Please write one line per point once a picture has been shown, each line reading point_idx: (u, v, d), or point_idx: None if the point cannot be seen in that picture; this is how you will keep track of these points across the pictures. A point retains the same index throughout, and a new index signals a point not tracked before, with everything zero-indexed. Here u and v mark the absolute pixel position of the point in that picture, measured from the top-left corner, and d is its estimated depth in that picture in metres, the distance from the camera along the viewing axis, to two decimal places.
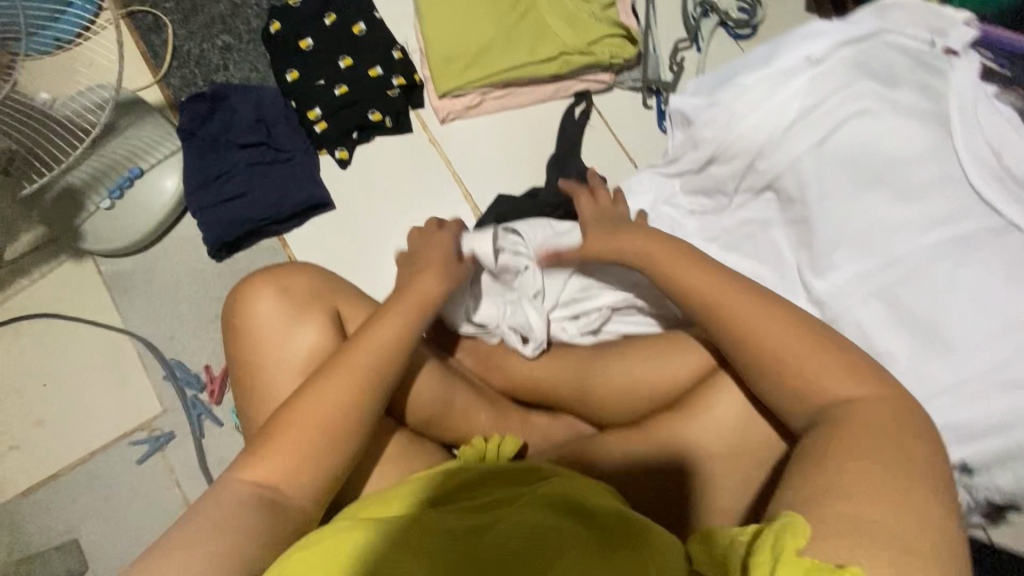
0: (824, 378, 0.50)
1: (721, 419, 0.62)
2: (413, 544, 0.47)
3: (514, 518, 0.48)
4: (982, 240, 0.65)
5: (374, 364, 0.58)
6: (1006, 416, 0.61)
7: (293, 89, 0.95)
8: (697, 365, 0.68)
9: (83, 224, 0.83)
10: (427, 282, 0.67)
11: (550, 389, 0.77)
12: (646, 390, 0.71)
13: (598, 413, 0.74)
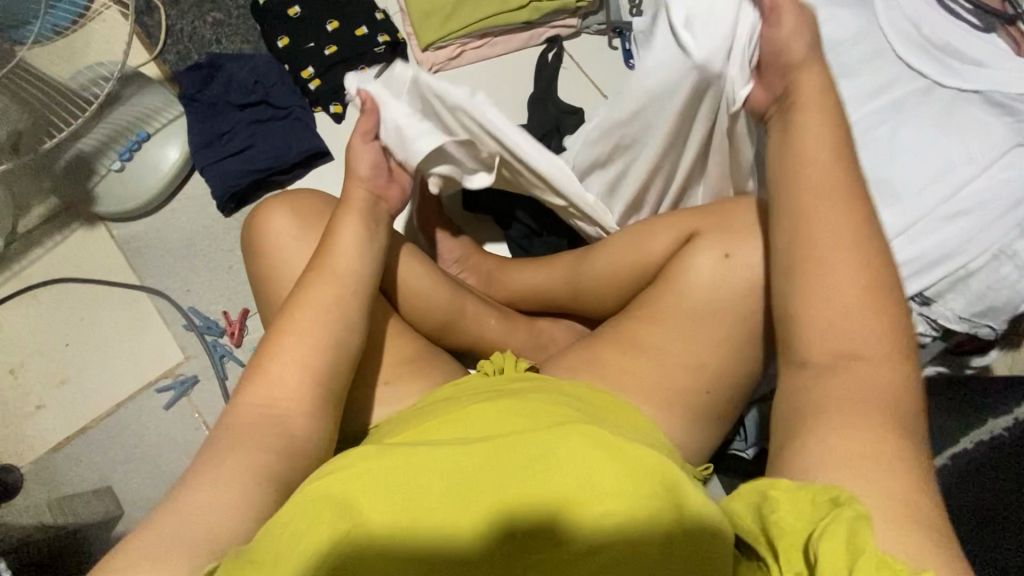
0: (829, 254, 0.49)
1: (692, 295, 0.68)
2: (464, 483, 0.46)
3: (550, 460, 0.47)
4: (910, 102, 0.71)
5: (341, 297, 0.61)
6: (952, 246, 0.67)
7: (286, 53, 0.99)
8: (669, 245, 0.73)
9: (95, 188, 0.93)
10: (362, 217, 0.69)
11: (545, 292, 0.84)
12: (627, 277, 0.76)
13: (594, 308, 0.80)
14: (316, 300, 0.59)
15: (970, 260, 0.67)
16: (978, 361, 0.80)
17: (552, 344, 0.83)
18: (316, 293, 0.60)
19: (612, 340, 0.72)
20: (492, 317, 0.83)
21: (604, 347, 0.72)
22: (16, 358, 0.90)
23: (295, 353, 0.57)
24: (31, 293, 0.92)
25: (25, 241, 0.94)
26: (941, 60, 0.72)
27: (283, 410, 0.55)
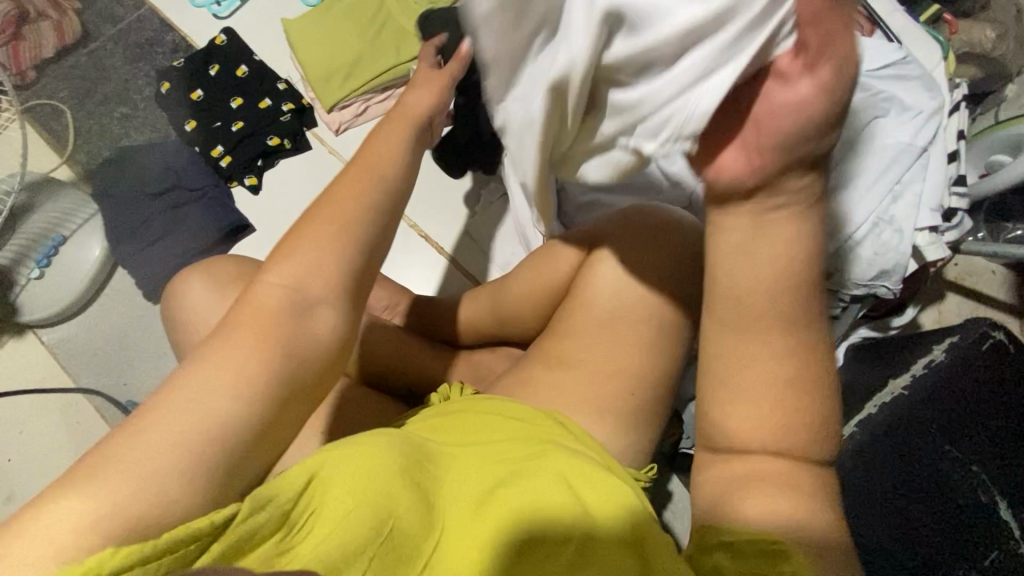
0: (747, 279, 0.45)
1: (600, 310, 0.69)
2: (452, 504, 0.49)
3: (544, 482, 0.51)
4: None
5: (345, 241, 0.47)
6: (838, 219, 0.71)
7: (194, 136, 1.01)
8: (574, 258, 0.74)
9: (17, 299, 0.93)
10: (376, 151, 0.52)
11: (477, 325, 0.85)
12: (546, 296, 0.77)
13: (522, 333, 0.82)
14: (330, 205, 0.48)
15: (853, 230, 0.69)
16: (897, 322, 0.83)
17: (491, 375, 0.84)
18: (342, 190, 0.49)
19: (541, 357, 0.71)
20: (427, 358, 0.84)
21: (534, 367, 0.71)
22: None
23: (321, 246, 0.47)
24: None
25: None
26: None
27: (314, 295, 0.46)
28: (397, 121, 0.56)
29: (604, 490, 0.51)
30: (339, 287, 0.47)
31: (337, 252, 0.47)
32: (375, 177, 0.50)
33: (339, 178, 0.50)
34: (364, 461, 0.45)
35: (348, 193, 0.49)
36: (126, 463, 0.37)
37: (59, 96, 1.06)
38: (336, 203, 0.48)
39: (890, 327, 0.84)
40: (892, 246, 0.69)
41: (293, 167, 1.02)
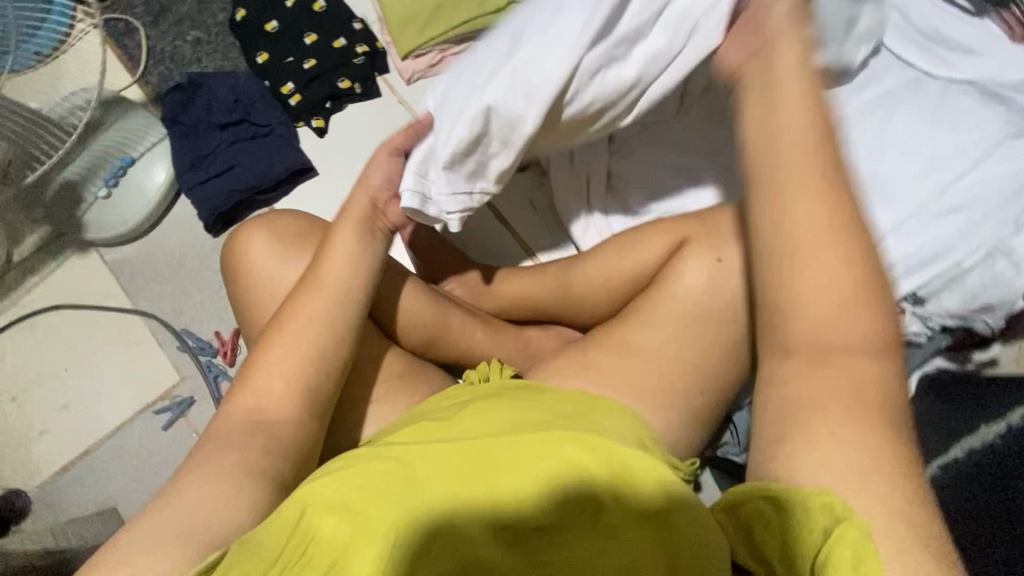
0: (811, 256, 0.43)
1: (679, 308, 0.67)
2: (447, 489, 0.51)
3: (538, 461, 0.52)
4: (900, 95, 0.69)
5: (311, 331, 0.58)
6: (946, 241, 0.66)
7: (265, 70, 0.98)
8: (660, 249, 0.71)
9: (84, 216, 0.94)
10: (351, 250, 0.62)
11: (536, 301, 0.82)
12: (621, 283, 0.74)
13: (583, 316, 0.79)
14: (307, 309, 0.59)
15: (963, 257, 0.66)
16: (980, 356, 0.75)
17: (539, 353, 0.82)
18: (313, 298, 0.59)
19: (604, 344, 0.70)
20: (478, 327, 0.81)
21: (594, 352, 0.69)
22: (19, 385, 0.92)
23: (296, 351, 0.57)
24: (29, 321, 0.94)
25: (20, 270, 0.95)
26: (930, 49, 0.70)
27: (280, 395, 0.56)
28: (353, 216, 0.64)
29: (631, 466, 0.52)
30: (305, 384, 0.57)
31: (313, 355, 0.57)
32: (342, 288, 0.61)
33: (303, 289, 0.60)
34: (378, 489, 0.51)
35: (321, 304, 0.59)
36: (159, 516, 0.48)
37: (133, 12, 1.04)
38: (307, 318, 0.58)
39: (971, 361, 0.76)
40: (1007, 279, 0.64)
41: (361, 113, 0.99)
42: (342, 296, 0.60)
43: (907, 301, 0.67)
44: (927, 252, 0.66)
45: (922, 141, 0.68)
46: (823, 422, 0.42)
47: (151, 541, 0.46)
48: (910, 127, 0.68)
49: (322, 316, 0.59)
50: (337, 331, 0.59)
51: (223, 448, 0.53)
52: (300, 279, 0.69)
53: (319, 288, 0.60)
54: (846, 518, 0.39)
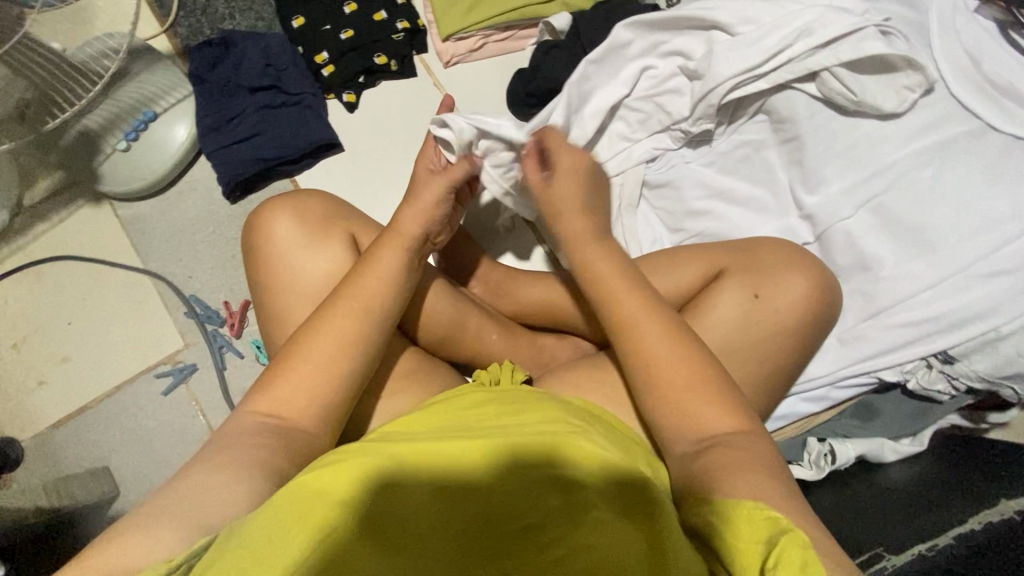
0: (678, 364, 0.55)
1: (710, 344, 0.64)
2: (448, 501, 0.48)
3: (530, 467, 0.49)
4: (959, 145, 0.67)
5: (336, 350, 0.56)
6: (986, 304, 0.65)
7: (300, 36, 0.94)
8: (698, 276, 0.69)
9: (100, 166, 0.91)
10: (387, 262, 0.62)
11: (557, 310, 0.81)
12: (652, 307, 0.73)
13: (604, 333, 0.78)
14: (333, 329, 0.57)
15: (1002, 323, 0.64)
16: (996, 418, 0.75)
17: (552, 363, 0.81)
18: (345, 317, 0.58)
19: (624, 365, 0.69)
20: (494, 330, 0.79)
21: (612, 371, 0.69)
22: (19, 333, 0.90)
23: (323, 368, 0.56)
24: (34, 268, 0.91)
25: (29, 215, 0.93)
26: (998, 101, 0.67)
27: (292, 417, 0.54)
28: (393, 241, 0.63)
29: (566, 444, 0.51)
30: (325, 405, 0.55)
31: (337, 378, 0.56)
32: (372, 312, 0.59)
33: (338, 303, 0.58)
34: (340, 463, 0.48)
35: (350, 324, 0.58)
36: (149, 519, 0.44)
37: None
38: (327, 336, 0.57)
39: (985, 421, 0.76)
40: None
41: (394, 92, 0.96)
42: (372, 320, 0.59)
43: (936, 357, 0.67)
44: (963, 314, 0.65)
45: (978, 198, 0.65)
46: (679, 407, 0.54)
47: (139, 541, 0.43)
48: (966, 182, 0.66)
49: (349, 338, 0.57)
50: (361, 355, 0.57)
51: (234, 436, 0.52)
52: (322, 266, 0.67)
53: (349, 306, 0.58)
54: (786, 527, 0.41)
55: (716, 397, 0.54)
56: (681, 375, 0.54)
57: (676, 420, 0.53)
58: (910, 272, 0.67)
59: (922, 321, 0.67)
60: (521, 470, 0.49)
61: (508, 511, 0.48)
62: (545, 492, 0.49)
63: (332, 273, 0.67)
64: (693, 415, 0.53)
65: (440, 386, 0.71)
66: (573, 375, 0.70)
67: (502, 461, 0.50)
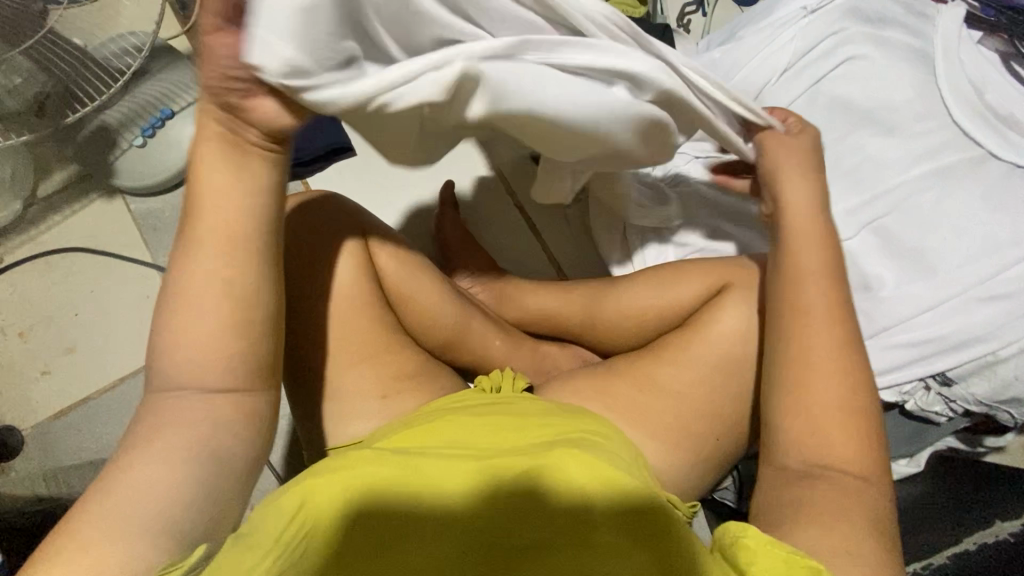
0: (825, 372, 0.52)
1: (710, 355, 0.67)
2: (440, 528, 0.47)
3: (524, 488, 0.48)
4: (961, 171, 0.68)
5: (209, 293, 0.48)
6: (983, 328, 0.66)
7: None
8: (700, 290, 0.71)
9: (115, 161, 0.92)
10: (221, 164, 0.48)
11: (561, 319, 0.81)
12: (654, 318, 0.74)
13: (605, 343, 0.79)
14: (211, 266, 0.48)
15: (1000, 347, 0.65)
16: (992, 442, 0.76)
17: (554, 372, 0.81)
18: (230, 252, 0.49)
19: (628, 374, 0.69)
20: (498, 336, 0.80)
21: (615, 379, 0.69)
22: (26, 322, 0.91)
23: (207, 321, 0.48)
24: (44, 258, 0.92)
25: (42, 206, 0.94)
26: (999, 130, 0.68)
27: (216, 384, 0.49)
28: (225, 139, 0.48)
29: (572, 468, 0.49)
30: (231, 357, 0.49)
31: (226, 321, 0.49)
32: (243, 241, 0.49)
33: (196, 242, 0.49)
34: (332, 475, 0.48)
35: (226, 257, 0.49)
36: (101, 515, 0.43)
37: None
38: (205, 287, 0.49)
39: (982, 445, 0.77)
40: None
41: None
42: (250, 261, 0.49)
43: (934, 379, 0.68)
44: (961, 337, 0.66)
45: (978, 223, 0.67)
46: (807, 398, 0.52)
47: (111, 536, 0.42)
48: (968, 208, 0.67)
49: (230, 270, 0.49)
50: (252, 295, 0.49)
51: (196, 399, 0.48)
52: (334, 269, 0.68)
53: (215, 246, 0.49)
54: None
55: (856, 431, 0.51)
56: (826, 366, 0.52)
57: (813, 421, 0.51)
58: (911, 294, 0.68)
59: (922, 342, 0.67)
60: (514, 490, 0.48)
61: (500, 536, 0.46)
62: (541, 521, 0.47)
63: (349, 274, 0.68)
64: (830, 412, 0.51)
65: (443, 390, 0.72)
66: (574, 382, 0.71)
67: (493, 488, 0.49)
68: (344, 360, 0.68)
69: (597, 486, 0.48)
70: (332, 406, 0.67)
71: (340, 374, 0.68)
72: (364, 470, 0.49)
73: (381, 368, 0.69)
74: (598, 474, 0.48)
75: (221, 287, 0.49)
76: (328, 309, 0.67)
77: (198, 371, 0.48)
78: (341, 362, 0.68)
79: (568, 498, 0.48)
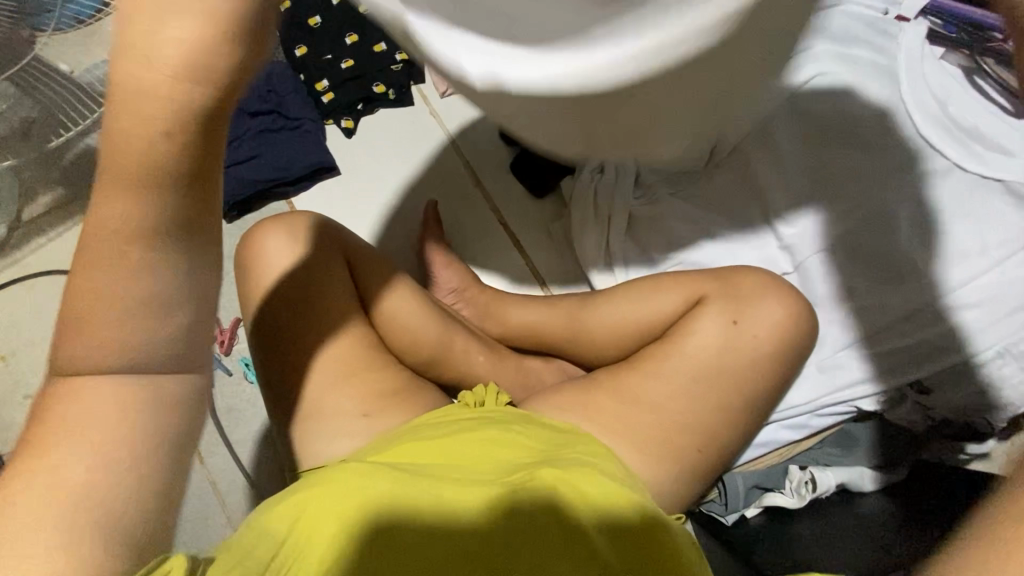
0: None
1: (688, 366, 0.68)
2: (442, 540, 0.49)
3: (526, 499, 0.51)
4: (927, 183, 0.70)
5: (140, 210, 0.36)
6: (955, 335, 0.67)
7: (303, 64, 0.97)
8: (680, 301, 0.72)
9: (100, 183, 0.93)
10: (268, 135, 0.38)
11: (543, 334, 0.82)
12: (634, 329, 0.75)
13: (588, 356, 0.80)
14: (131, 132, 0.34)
15: (971, 355, 0.66)
16: (975, 449, 0.76)
17: (539, 386, 0.82)
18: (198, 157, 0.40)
19: (610, 387, 0.69)
20: (481, 351, 0.80)
21: (597, 393, 0.70)
22: (9, 345, 0.90)
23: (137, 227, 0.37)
24: (28, 281, 0.92)
25: (27, 229, 0.94)
26: (964, 142, 0.70)
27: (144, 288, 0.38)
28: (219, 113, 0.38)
29: (576, 483, 0.52)
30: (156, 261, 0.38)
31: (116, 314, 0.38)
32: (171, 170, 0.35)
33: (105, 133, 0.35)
34: (338, 486, 0.51)
35: (139, 198, 0.36)
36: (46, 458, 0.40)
37: None
38: (134, 192, 0.36)
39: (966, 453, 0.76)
40: (1010, 384, 0.65)
41: (390, 120, 0.99)
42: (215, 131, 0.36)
43: (911, 388, 0.69)
44: (937, 345, 0.67)
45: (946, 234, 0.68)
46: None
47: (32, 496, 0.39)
48: (937, 218, 0.69)
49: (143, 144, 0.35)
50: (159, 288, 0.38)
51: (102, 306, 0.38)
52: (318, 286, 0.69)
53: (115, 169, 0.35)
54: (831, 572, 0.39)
55: None
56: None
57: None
58: (884, 303, 0.69)
59: (896, 351, 0.69)
60: (516, 512, 0.51)
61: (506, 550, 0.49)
62: (545, 531, 0.50)
63: (331, 287, 0.70)
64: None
65: (428, 406, 0.72)
66: (556, 396, 0.71)
67: (503, 505, 0.51)
68: (326, 378, 0.68)
69: (603, 502, 0.51)
70: (313, 424, 0.67)
71: (321, 392, 0.68)
72: (374, 480, 0.51)
73: (364, 386, 0.69)
74: (604, 485, 0.52)
75: (119, 261, 0.37)
76: (312, 327, 0.68)
77: (97, 354, 0.39)
78: (324, 380, 0.68)
79: (575, 516, 0.51)
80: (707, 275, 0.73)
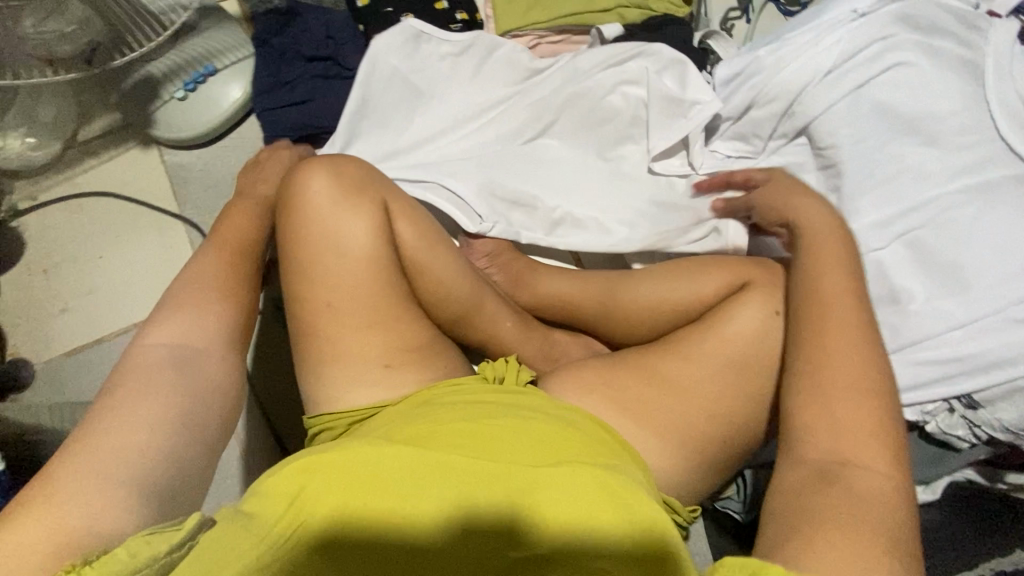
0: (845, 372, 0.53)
1: (720, 350, 0.66)
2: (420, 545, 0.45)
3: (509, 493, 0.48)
4: (1005, 189, 0.66)
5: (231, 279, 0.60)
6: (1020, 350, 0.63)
7: (364, 14, 0.97)
8: (718, 285, 0.71)
9: (154, 113, 0.94)
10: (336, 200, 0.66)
11: (576, 309, 0.81)
12: (668, 312, 0.74)
13: (618, 335, 0.78)
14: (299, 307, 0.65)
15: None
16: (1014, 478, 0.68)
17: (564, 359, 0.81)
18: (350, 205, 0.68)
19: (636, 367, 0.68)
20: (509, 318, 0.79)
21: (623, 370, 0.68)
22: (52, 258, 0.93)
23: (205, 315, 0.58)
24: (76, 200, 0.95)
25: (81, 149, 0.97)
26: None
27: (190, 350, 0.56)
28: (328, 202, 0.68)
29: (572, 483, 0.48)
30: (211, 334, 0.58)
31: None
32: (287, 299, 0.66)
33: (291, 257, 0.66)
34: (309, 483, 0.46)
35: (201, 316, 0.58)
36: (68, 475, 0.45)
37: None
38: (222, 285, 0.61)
39: (1002, 481, 0.69)
40: None
41: None
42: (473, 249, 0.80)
43: (959, 401, 0.65)
44: (993, 358, 0.64)
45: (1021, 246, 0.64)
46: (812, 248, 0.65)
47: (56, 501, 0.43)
48: (1010, 226, 0.65)
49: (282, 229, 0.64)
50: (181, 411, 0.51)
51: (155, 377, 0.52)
52: (358, 232, 0.69)
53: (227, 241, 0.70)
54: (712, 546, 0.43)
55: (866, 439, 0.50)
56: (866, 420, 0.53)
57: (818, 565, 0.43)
58: (940, 312, 0.66)
59: (948, 361, 0.65)
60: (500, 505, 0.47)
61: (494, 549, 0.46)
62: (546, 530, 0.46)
63: (366, 235, 0.69)
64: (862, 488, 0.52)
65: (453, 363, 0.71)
66: (577, 369, 0.69)
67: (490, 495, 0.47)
68: (352, 321, 0.68)
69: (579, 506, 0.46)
70: (337, 364, 0.68)
71: (349, 333, 0.68)
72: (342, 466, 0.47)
73: (389, 337, 0.69)
74: (599, 497, 0.47)
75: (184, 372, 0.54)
76: (346, 268, 0.68)
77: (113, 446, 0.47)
78: (353, 321, 0.68)
79: (541, 535, 0.45)
80: (754, 262, 0.71)
